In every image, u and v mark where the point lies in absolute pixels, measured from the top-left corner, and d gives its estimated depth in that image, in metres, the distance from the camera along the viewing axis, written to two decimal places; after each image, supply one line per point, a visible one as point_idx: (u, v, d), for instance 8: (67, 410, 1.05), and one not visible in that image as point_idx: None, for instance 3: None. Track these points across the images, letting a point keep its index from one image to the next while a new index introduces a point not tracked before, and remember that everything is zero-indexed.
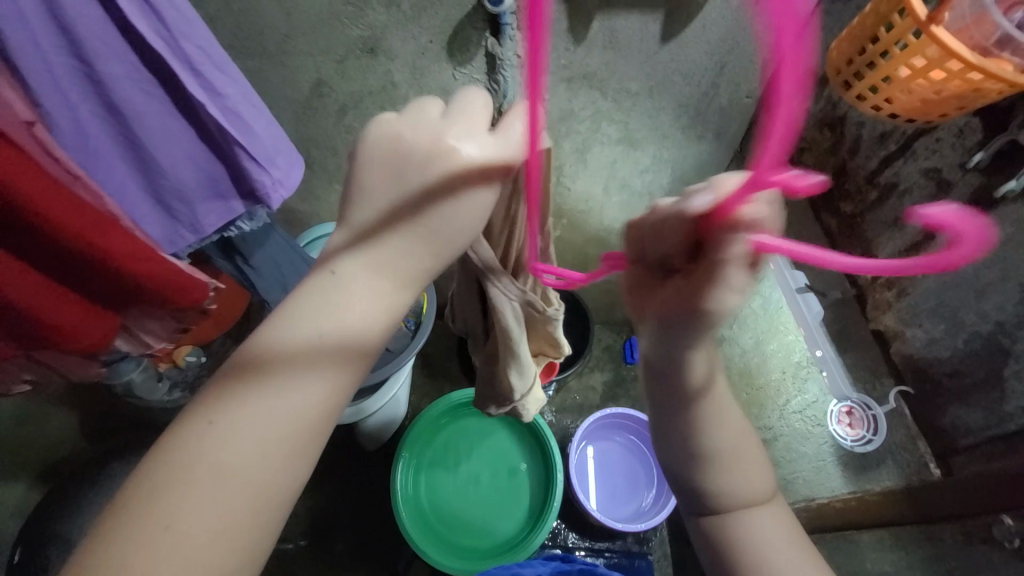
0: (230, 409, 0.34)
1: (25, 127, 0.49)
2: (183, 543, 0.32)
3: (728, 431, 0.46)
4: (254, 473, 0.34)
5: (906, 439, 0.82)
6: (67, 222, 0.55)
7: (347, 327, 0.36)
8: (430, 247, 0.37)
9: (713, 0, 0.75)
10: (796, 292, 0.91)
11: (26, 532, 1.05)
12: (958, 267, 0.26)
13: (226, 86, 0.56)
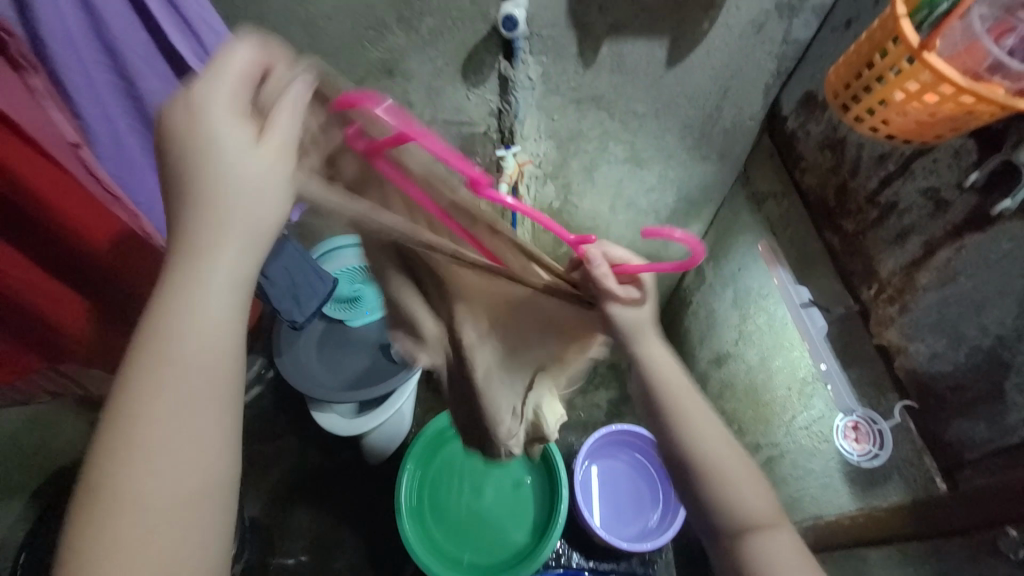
0: (128, 418, 0.34)
1: None
2: (145, 537, 0.33)
3: (722, 448, 0.52)
4: (183, 476, 0.35)
5: (912, 454, 0.72)
6: (89, 215, 0.69)
7: (210, 302, 0.37)
8: (248, 214, 0.37)
9: (717, 29, 0.78)
10: (799, 307, 0.85)
11: (34, 536, 1.06)
12: (696, 257, 0.50)
13: (237, 95, 0.70)
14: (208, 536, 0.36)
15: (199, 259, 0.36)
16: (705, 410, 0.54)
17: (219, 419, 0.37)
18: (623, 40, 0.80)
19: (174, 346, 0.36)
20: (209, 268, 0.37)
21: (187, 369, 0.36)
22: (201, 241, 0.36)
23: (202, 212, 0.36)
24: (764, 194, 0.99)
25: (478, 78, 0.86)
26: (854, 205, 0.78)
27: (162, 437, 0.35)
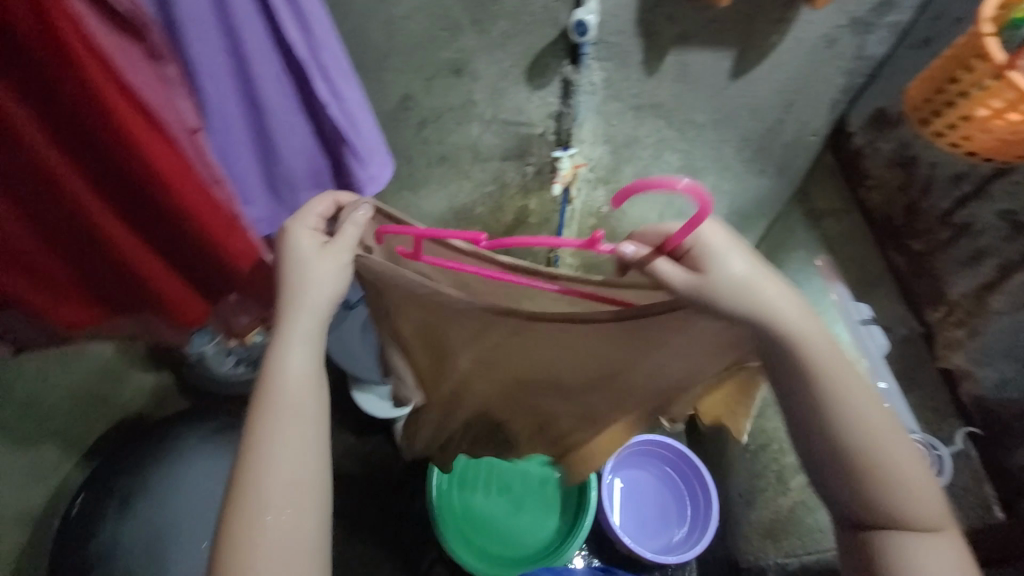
0: (255, 444, 0.46)
1: (189, 134, 0.57)
2: (273, 532, 0.44)
3: (880, 433, 0.45)
4: (293, 478, 0.46)
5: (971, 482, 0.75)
6: (192, 202, 0.63)
7: (299, 356, 0.49)
8: (326, 293, 0.50)
9: (787, 41, 0.78)
10: (859, 323, 0.85)
11: (90, 484, 1.11)
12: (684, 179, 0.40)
13: (346, 91, 0.63)
14: (314, 525, 0.45)
15: (292, 329, 0.49)
16: (853, 379, 0.46)
17: (311, 442, 0.48)
18: (689, 49, 0.80)
19: (278, 391, 0.48)
20: (298, 334, 0.49)
21: (290, 406, 0.48)
22: (296, 318, 0.49)
23: (295, 298, 0.50)
24: (823, 212, 0.98)
25: (542, 80, 0.87)
26: (924, 224, 0.79)
27: (276, 457, 0.46)
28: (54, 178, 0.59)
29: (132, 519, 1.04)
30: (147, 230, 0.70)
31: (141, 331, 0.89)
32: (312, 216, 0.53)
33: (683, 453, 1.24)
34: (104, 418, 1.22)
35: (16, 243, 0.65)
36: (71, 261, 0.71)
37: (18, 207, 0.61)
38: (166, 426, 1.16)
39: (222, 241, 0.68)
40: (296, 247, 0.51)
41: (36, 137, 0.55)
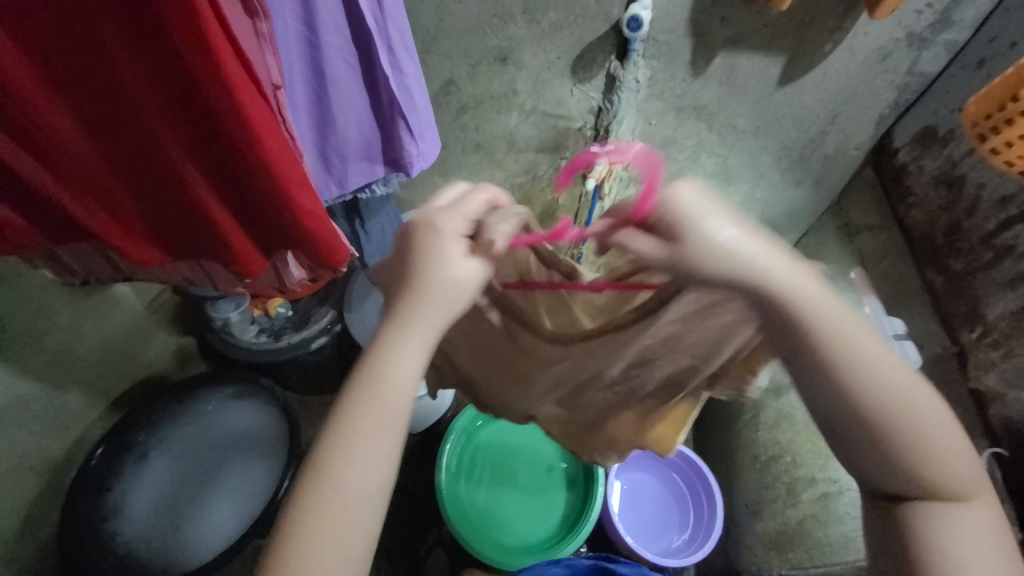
0: (341, 435, 0.43)
1: (273, 89, 0.57)
2: (335, 525, 0.42)
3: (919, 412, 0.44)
4: (365, 482, 0.43)
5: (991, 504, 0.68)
6: (269, 154, 0.60)
7: (410, 358, 0.45)
8: (451, 299, 0.46)
9: (838, 53, 0.78)
10: (892, 338, 0.79)
11: (113, 433, 1.11)
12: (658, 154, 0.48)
13: (407, 66, 0.66)
14: (370, 530, 0.44)
15: (411, 323, 0.45)
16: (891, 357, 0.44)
17: (392, 447, 0.45)
18: (739, 53, 0.80)
19: (379, 384, 0.44)
20: (417, 332, 0.45)
21: (387, 404, 0.44)
22: (418, 313, 0.45)
23: (425, 291, 0.45)
24: (858, 227, 0.97)
25: (586, 75, 0.87)
26: (965, 244, 0.75)
27: (358, 451, 0.43)
28: (139, 104, 0.56)
29: (151, 471, 1.07)
30: (218, 177, 0.66)
31: (199, 283, 0.85)
32: (466, 211, 0.49)
33: (692, 459, 1.24)
34: (128, 375, 1.24)
35: (90, 175, 0.62)
36: (140, 200, 0.67)
37: (90, 134, 0.58)
38: (190, 386, 1.17)
39: (291, 197, 0.66)
40: (436, 238, 0.46)
41: (128, 64, 0.52)
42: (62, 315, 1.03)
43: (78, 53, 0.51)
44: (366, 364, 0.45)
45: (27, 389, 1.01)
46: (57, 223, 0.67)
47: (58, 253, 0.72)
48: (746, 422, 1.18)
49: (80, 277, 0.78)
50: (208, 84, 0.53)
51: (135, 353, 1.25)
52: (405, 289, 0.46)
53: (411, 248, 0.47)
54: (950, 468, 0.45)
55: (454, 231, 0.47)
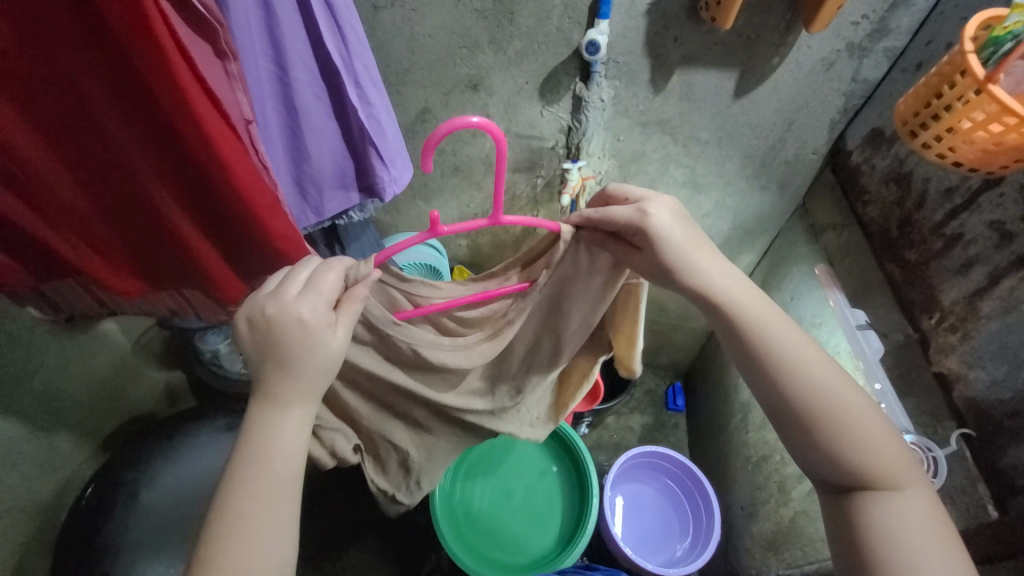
0: (232, 515, 0.47)
1: (244, 125, 0.58)
2: None
3: (845, 399, 0.53)
4: (268, 553, 0.46)
5: (965, 482, 0.70)
6: (243, 185, 0.63)
7: (289, 427, 0.51)
8: (322, 369, 0.52)
9: (786, 65, 0.83)
10: (855, 328, 0.84)
11: (100, 472, 1.10)
12: (460, 120, 0.51)
13: (374, 98, 0.70)
14: None
15: (278, 406, 0.50)
16: (817, 356, 0.55)
17: (285, 516, 0.48)
18: (694, 71, 0.85)
19: (262, 463, 0.49)
20: (293, 408, 0.51)
21: (272, 486, 0.48)
22: (288, 391, 0.51)
23: (292, 373, 0.51)
24: (823, 226, 1.01)
25: (555, 97, 0.92)
26: (918, 235, 0.79)
27: (254, 527, 0.47)
28: (118, 142, 0.59)
29: (141, 513, 1.04)
30: (194, 207, 0.69)
31: (181, 312, 0.88)
32: (322, 289, 0.53)
33: (686, 464, 1.24)
34: (115, 414, 1.23)
35: (72, 210, 0.65)
36: (121, 234, 0.70)
37: (73, 173, 0.61)
38: (178, 422, 1.17)
39: (265, 222, 0.68)
40: (296, 312, 0.51)
41: (106, 106, 0.56)
42: (49, 355, 1.04)
43: (62, 100, 0.54)
44: (239, 458, 0.49)
45: (15, 432, 1.00)
46: (41, 262, 0.71)
47: (43, 291, 0.75)
48: (736, 425, 1.20)
49: (65, 314, 0.81)
50: (184, 122, 0.56)
51: (121, 392, 1.24)
52: (272, 371, 0.51)
53: (270, 327, 0.50)
54: (884, 455, 0.51)
55: (313, 302, 0.52)
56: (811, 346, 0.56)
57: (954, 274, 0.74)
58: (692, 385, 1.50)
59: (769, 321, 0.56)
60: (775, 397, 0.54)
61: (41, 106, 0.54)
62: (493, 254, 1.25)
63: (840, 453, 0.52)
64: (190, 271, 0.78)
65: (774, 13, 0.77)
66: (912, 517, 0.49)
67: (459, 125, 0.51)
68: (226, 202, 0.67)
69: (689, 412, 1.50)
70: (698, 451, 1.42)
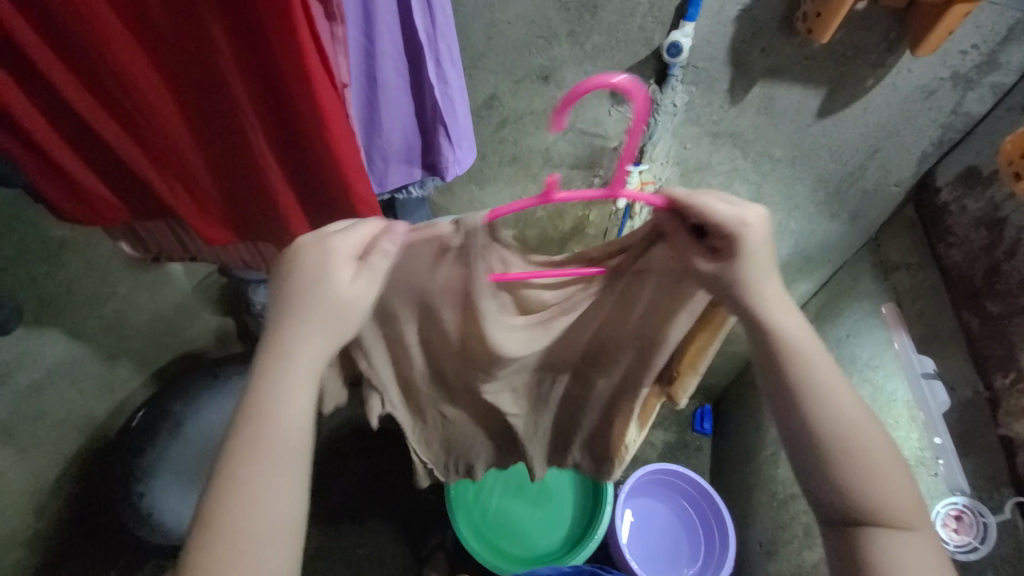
0: (245, 443, 0.48)
1: (341, 88, 0.62)
2: (264, 517, 0.47)
3: (876, 444, 0.54)
4: (278, 480, 0.48)
5: (1016, 555, 0.66)
6: (338, 147, 0.65)
7: (303, 369, 0.51)
8: (339, 318, 0.52)
9: (880, 88, 0.78)
10: (920, 376, 0.80)
11: (151, 400, 1.18)
12: (615, 77, 0.46)
13: (451, 78, 0.71)
14: (292, 516, 0.48)
15: (286, 363, 0.50)
16: (850, 398, 0.55)
17: (294, 451, 0.50)
18: (777, 84, 0.81)
19: (274, 397, 0.50)
20: (310, 353, 0.51)
21: (274, 450, 0.49)
22: (310, 337, 0.51)
23: (312, 327, 0.51)
24: (895, 264, 0.94)
25: (625, 96, 0.90)
26: (1005, 287, 0.73)
27: (262, 452, 0.48)
28: (233, 97, 0.63)
29: (184, 441, 1.14)
30: (286, 164, 0.72)
31: (253, 263, 0.94)
32: (353, 236, 0.53)
33: (705, 488, 1.20)
34: (172, 348, 1.33)
35: (179, 154, 0.70)
36: (217, 184, 0.75)
37: (186, 120, 0.66)
38: (224, 363, 1.24)
39: (350, 185, 0.70)
40: (321, 256, 0.51)
41: (227, 62, 0.60)
42: (120, 286, 1.13)
43: (190, 52, 0.59)
44: (251, 405, 0.50)
45: (79, 350, 1.10)
46: (143, 202, 0.78)
47: (136, 227, 0.82)
48: (766, 458, 1.15)
49: (153, 253, 0.88)
50: (296, 82, 0.59)
51: (179, 330, 1.33)
52: (290, 314, 0.51)
53: (297, 272, 0.51)
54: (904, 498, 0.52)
55: (340, 247, 0.52)
56: (843, 382, 0.56)
57: None
58: (724, 410, 1.44)
59: (809, 355, 0.55)
60: (800, 429, 0.55)
61: (172, 59, 0.60)
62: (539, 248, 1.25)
63: (859, 494, 0.52)
64: (275, 228, 0.82)
65: (875, 32, 0.72)
66: (913, 557, 0.51)
67: (615, 77, 0.46)
68: (318, 163, 0.70)
69: (716, 436, 1.46)
70: (720, 478, 1.37)
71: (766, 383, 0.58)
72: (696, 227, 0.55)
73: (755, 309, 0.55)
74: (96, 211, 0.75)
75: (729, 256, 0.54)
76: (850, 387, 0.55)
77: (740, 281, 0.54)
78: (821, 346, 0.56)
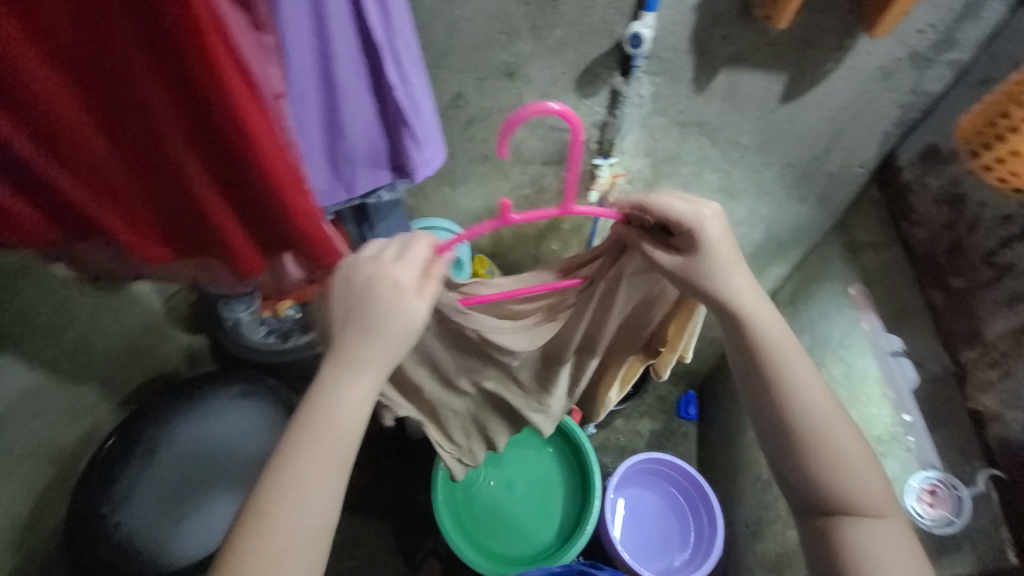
0: (303, 444, 0.50)
1: (273, 100, 0.61)
2: (303, 519, 0.48)
3: (847, 438, 0.54)
4: (325, 486, 0.50)
5: (988, 525, 0.68)
6: (271, 165, 0.64)
7: (362, 382, 0.52)
8: (398, 334, 0.52)
9: (839, 71, 0.79)
10: (889, 354, 0.84)
11: (123, 426, 1.14)
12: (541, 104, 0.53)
13: (413, 77, 0.69)
14: (321, 527, 0.49)
15: (348, 372, 0.52)
16: (823, 395, 0.55)
17: (339, 461, 0.51)
18: (741, 70, 0.82)
19: (332, 406, 0.51)
20: (369, 368, 0.52)
21: (327, 457, 0.50)
22: (367, 351, 0.52)
23: (373, 339, 0.52)
24: (862, 244, 0.96)
25: (591, 90, 0.89)
26: (967, 262, 0.75)
27: (312, 457, 0.50)
28: (157, 118, 0.60)
29: (160, 465, 1.09)
30: (220, 179, 0.69)
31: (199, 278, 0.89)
32: (410, 253, 0.54)
33: (692, 475, 1.22)
34: (141, 370, 1.28)
35: (105, 173, 0.65)
36: (152, 205, 0.71)
37: (112, 142, 0.62)
38: (198, 383, 1.21)
39: (286, 201, 0.69)
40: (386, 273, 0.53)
41: (144, 82, 0.56)
42: (82, 310, 1.08)
43: (106, 72, 0.55)
44: (312, 407, 0.51)
45: (41, 380, 1.05)
46: (71, 228, 0.71)
47: (68, 249, 0.75)
48: (749, 441, 1.17)
49: (93, 276, 0.83)
50: (214, 101, 0.57)
51: (146, 351, 1.28)
52: (353, 324, 0.52)
53: (361, 281, 0.53)
54: (874, 488, 0.53)
55: (402, 263, 0.53)
56: (818, 378, 0.56)
57: (1006, 304, 0.69)
58: (708, 395, 1.46)
59: (783, 354, 0.56)
60: (772, 425, 0.56)
61: (86, 80, 0.55)
62: (516, 246, 1.24)
63: (828, 490, 0.53)
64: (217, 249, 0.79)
65: (832, 16, 0.73)
66: (885, 552, 0.52)
67: (539, 106, 0.54)
68: (254, 182, 0.68)
69: (701, 422, 1.47)
70: (706, 463, 1.39)
71: (743, 379, 0.58)
72: (661, 227, 0.56)
73: (726, 304, 0.56)
74: (21, 238, 0.69)
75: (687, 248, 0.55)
76: (825, 384, 0.56)
77: (708, 278, 0.55)
78: (795, 343, 0.57)
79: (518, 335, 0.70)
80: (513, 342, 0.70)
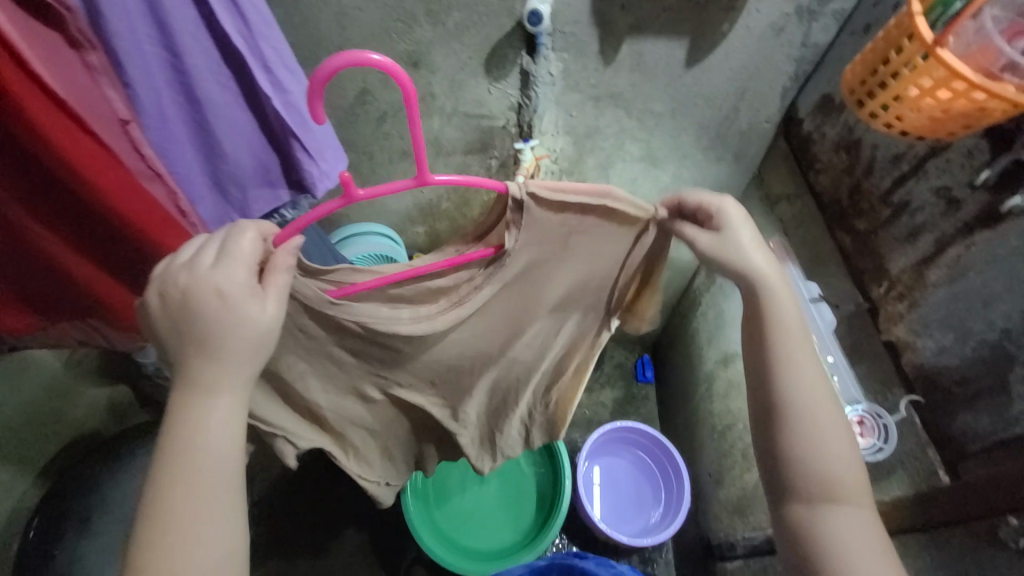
0: (174, 486, 0.46)
1: (120, 124, 0.57)
2: (199, 558, 0.45)
3: (824, 406, 0.58)
4: (215, 518, 0.47)
5: (916, 447, 0.75)
6: (121, 203, 0.62)
7: (222, 401, 0.48)
8: (251, 344, 0.49)
9: (735, 31, 0.80)
10: (809, 302, 0.86)
11: (49, 501, 1.01)
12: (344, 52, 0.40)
13: (290, 85, 0.63)
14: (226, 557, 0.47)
15: (202, 397, 0.48)
16: (812, 368, 0.59)
17: (226, 489, 0.48)
18: (644, 39, 0.81)
19: (195, 436, 0.47)
20: (226, 384, 0.48)
21: (206, 489, 0.47)
22: (218, 369, 0.48)
23: (223, 360, 0.48)
24: (778, 195, 1.01)
25: (501, 72, 0.86)
26: (867, 204, 0.81)
27: (189, 494, 0.46)
28: None
29: (95, 539, 0.98)
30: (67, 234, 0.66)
31: (89, 341, 0.82)
32: (237, 256, 0.48)
33: (656, 437, 1.27)
34: (56, 440, 1.14)
35: None
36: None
37: None
38: (129, 442, 1.10)
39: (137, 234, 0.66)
40: (211, 283, 0.47)
41: None
42: None
43: None
44: (173, 445, 0.47)
45: None
46: None
47: None
48: (703, 395, 1.22)
49: None
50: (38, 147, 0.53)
51: (59, 414, 1.14)
52: (195, 346, 0.48)
53: (187, 300, 0.47)
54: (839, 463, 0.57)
55: (226, 268, 0.47)
56: (810, 354, 0.60)
57: (901, 239, 0.76)
58: (661, 356, 1.51)
59: (789, 331, 0.59)
60: (764, 394, 0.60)
61: None
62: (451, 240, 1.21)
63: (810, 458, 0.57)
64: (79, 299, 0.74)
65: None
66: (852, 530, 0.55)
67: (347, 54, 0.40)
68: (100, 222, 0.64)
69: (658, 383, 1.53)
70: (667, 421, 1.45)
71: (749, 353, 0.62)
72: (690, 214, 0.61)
73: (753, 276, 0.59)
74: None
75: (719, 227, 0.59)
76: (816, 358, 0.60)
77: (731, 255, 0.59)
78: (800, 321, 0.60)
79: (420, 327, 0.64)
80: (413, 331, 0.64)
